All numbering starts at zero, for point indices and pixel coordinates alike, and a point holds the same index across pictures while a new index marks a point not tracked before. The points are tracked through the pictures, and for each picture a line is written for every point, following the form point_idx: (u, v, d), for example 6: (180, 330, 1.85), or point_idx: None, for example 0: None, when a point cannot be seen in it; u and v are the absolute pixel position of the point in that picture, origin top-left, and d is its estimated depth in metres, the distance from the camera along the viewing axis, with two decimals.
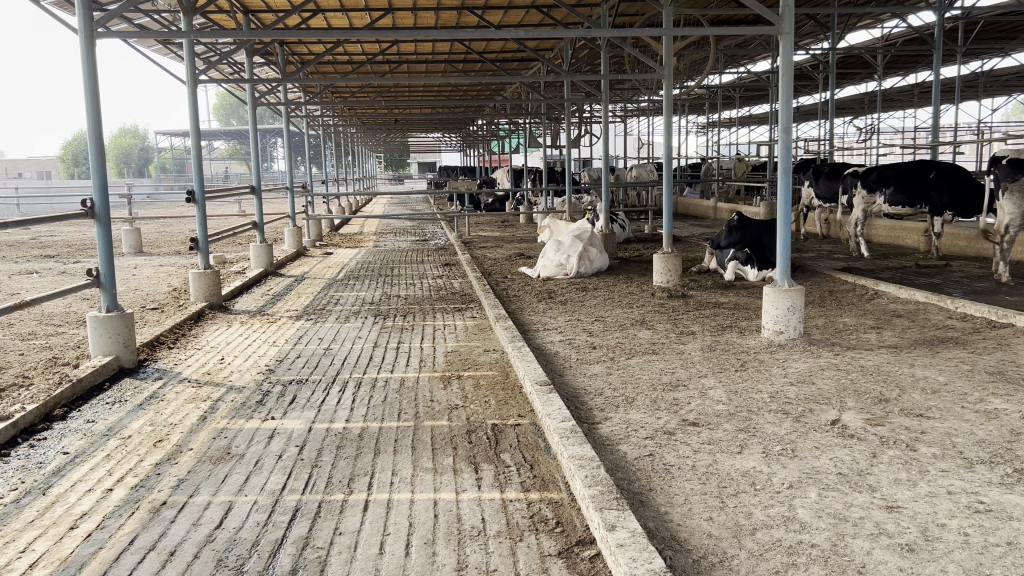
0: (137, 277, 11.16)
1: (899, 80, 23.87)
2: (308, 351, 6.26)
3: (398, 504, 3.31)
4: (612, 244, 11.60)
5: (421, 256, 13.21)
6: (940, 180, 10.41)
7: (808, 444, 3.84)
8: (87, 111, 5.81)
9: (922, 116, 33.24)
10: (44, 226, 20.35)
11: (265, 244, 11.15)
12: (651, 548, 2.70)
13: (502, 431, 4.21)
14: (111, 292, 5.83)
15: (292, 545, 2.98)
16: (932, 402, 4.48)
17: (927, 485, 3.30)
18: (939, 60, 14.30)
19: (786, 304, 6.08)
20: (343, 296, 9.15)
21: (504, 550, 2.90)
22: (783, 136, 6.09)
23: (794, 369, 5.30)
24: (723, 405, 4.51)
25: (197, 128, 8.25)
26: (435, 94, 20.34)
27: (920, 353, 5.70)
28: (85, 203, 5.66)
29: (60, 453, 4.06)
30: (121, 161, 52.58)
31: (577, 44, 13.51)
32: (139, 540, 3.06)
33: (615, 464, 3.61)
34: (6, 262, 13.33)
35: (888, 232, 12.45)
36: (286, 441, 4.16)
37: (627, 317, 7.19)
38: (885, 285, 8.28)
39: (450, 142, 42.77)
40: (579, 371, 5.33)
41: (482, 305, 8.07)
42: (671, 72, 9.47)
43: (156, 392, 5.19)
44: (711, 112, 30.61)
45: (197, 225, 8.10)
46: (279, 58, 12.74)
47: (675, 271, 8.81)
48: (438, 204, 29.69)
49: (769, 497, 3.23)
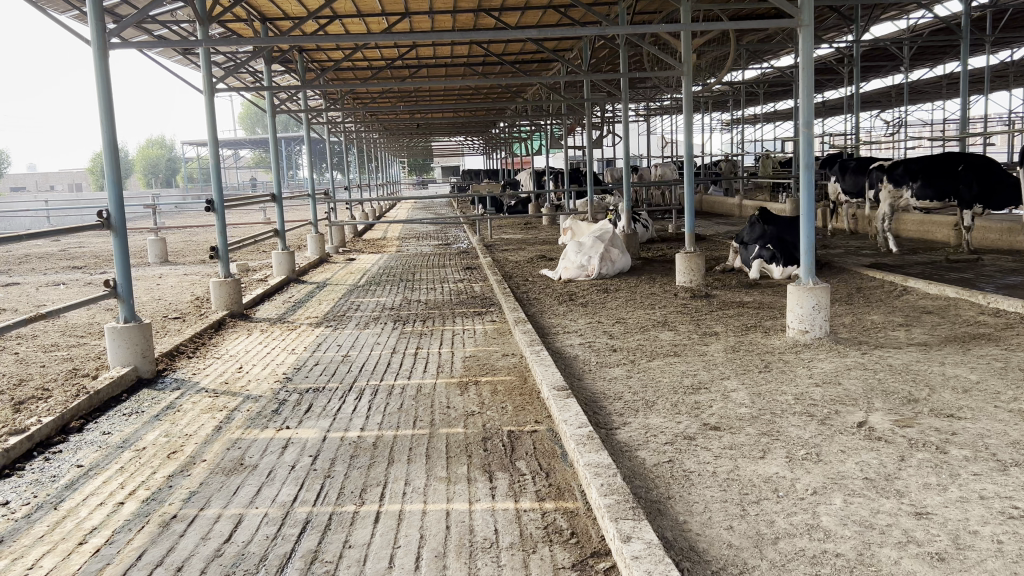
0: (161, 287, 11.23)
1: (927, 71, 23.46)
2: (327, 358, 6.23)
3: (410, 516, 3.23)
4: (634, 245, 11.46)
5: (443, 260, 13.17)
6: (968, 173, 10.21)
7: (833, 448, 3.71)
8: (102, 124, 5.83)
9: (951, 107, 32.79)
10: (73, 238, 20.60)
11: (287, 251, 11.16)
12: (668, 561, 2.59)
13: (518, 438, 4.13)
14: (129, 302, 5.82)
15: (301, 559, 2.92)
16: (963, 402, 4.34)
17: (958, 490, 3.17)
18: (966, 51, 13.92)
19: (812, 303, 5.93)
20: (363, 302, 9.11)
21: (517, 563, 2.81)
22: (805, 132, 5.93)
23: (819, 370, 5.17)
24: (746, 408, 4.39)
25: (213, 137, 8.23)
26: (456, 97, 20.32)
27: (950, 350, 5.54)
28: (100, 214, 5.64)
29: (75, 466, 4.03)
30: (149, 171, 53.42)
31: (596, 43, 13.38)
32: (147, 555, 3.01)
33: (633, 472, 3.52)
34: (34, 273, 13.51)
35: (917, 226, 12.24)
36: (300, 451, 4.10)
37: (649, 318, 7.08)
38: (914, 281, 8.10)
39: (471, 145, 42.82)
40: (598, 375, 5.24)
41: (502, 309, 8.00)
42: (689, 69, 9.30)
43: (173, 402, 5.18)
44: (735, 109, 30.35)
45: (217, 235, 8.11)
46: (298, 65, 12.77)
47: (698, 271, 8.68)
48: (462, 208, 29.72)
49: (793, 505, 3.12)
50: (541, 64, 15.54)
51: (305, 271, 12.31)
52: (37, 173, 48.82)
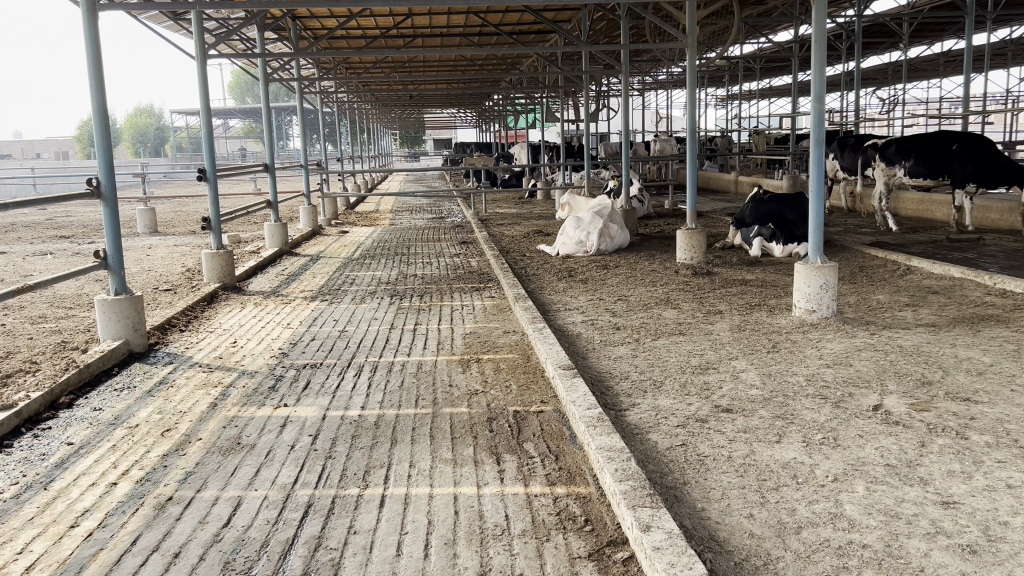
0: (150, 257, 11.05)
1: (925, 48, 23.27)
2: (323, 333, 6.07)
3: (416, 500, 3.11)
4: (632, 221, 11.32)
5: (438, 234, 13.02)
6: (963, 152, 10.12)
7: (851, 432, 3.60)
8: (91, 90, 5.63)
9: (947, 85, 32.58)
10: (60, 207, 20.31)
11: (279, 223, 10.96)
12: (689, 552, 2.48)
13: (525, 419, 4.01)
14: (120, 274, 5.64)
15: (304, 546, 2.79)
16: (979, 385, 4.24)
17: (984, 478, 3.07)
18: (970, 28, 13.67)
19: (820, 282, 5.81)
20: (358, 276, 8.92)
21: (530, 551, 2.70)
22: (815, 105, 5.76)
23: (829, 351, 5.05)
24: (757, 390, 4.28)
25: (205, 105, 8.01)
26: (450, 67, 20.01)
27: (960, 332, 5.42)
28: (89, 183, 5.44)
29: (65, 445, 3.89)
30: (137, 140, 53.14)
31: (595, 14, 13.12)
32: (143, 539, 2.88)
33: (646, 456, 3.40)
34: (20, 242, 13.24)
35: (916, 205, 12.11)
36: (299, 430, 3.97)
37: (651, 296, 6.95)
38: (918, 260, 8.01)
39: (463, 117, 42.54)
40: (603, 353, 5.12)
41: (501, 285, 7.85)
42: (693, 41, 9.07)
43: (166, 378, 5.03)
44: (731, 84, 30.14)
45: (210, 206, 7.85)
46: (291, 32, 12.52)
47: (699, 248, 8.55)
48: (455, 180, 29.52)
49: (814, 492, 3.01)
50: (538, 35, 15.24)
51: (298, 243, 12.11)
52: (22, 140, 48.45)
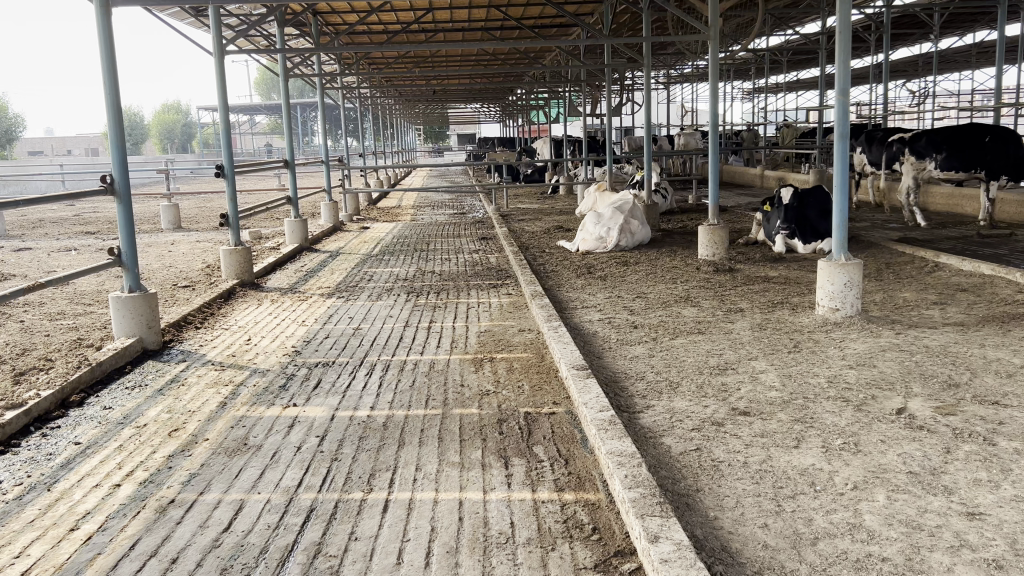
0: (173, 253, 11.08)
1: (957, 39, 22.81)
2: (338, 331, 6.02)
3: (420, 505, 3.03)
4: (653, 216, 11.17)
5: (459, 230, 12.95)
6: (996, 145, 9.93)
7: (873, 437, 3.47)
8: (105, 85, 5.59)
9: (981, 77, 31.97)
10: (88, 203, 20.49)
11: (300, 219, 10.95)
12: (698, 565, 2.38)
13: (535, 421, 3.92)
14: (134, 272, 5.61)
15: (302, 553, 2.72)
16: (1008, 388, 4.09)
17: (1012, 488, 2.93)
18: (1004, 19, 13.29)
19: (843, 280, 5.65)
20: (377, 272, 8.88)
21: (534, 561, 2.60)
22: (840, 99, 5.57)
23: (852, 351, 4.91)
24: (776, 392, 4.15)
25: (223, 100, 7.97)
26: (471, 62, 19.94)
27: (989, 332, 5.25)
28: (103, 180, 5.40)
29: (72, 444, 3.86)
30: (165, 136, 53.71)
31: (618, 7, 12.95)
32: (141, 544, 2.83)
33: (658, 461, 3.30)
34: (47, 238, 13.35)
35: (945, 199, 11.88)
36: (306, 431, 3.90)
37: (671, 293, 6.82)
38: (947, 256, 7.81)
39: (485, 111, 42.44)
40: (619, 353, 5.01)
41: (519, 281, 7.76)
42: (717, 34, 8.82)
43: (178, 375, 5.01)
44: (757, 77, 29.77)
45: (228, 204, 7.80)
46: (312, 27, 12.48)
47: (721, 244, 8.40)
48: (478, 175, 29.46)
49: (832, 501, 2.90)
50: (561, 28, 15.12)
51: (319, 239, 12.09)
52: (53, 137, 49.27)
